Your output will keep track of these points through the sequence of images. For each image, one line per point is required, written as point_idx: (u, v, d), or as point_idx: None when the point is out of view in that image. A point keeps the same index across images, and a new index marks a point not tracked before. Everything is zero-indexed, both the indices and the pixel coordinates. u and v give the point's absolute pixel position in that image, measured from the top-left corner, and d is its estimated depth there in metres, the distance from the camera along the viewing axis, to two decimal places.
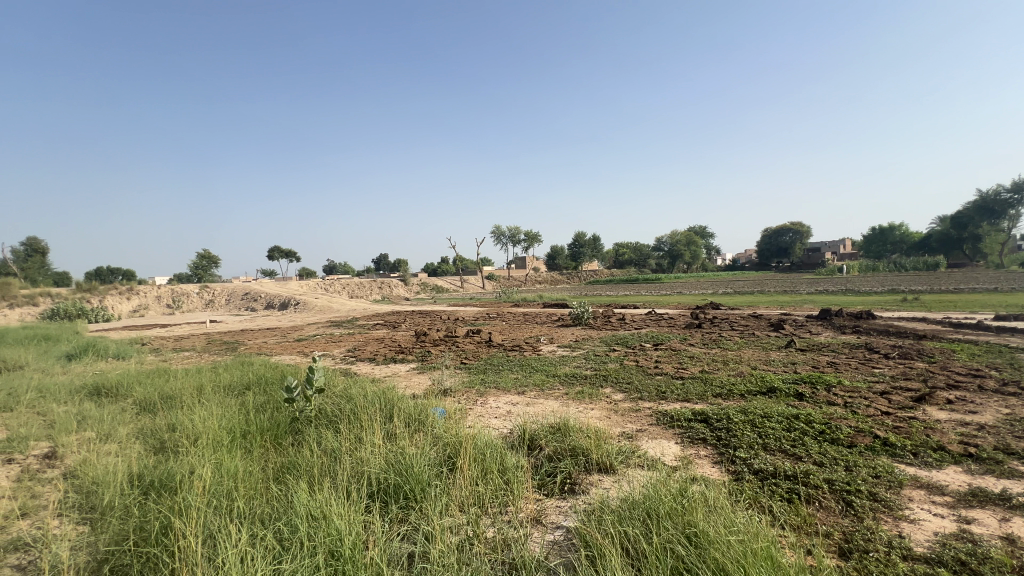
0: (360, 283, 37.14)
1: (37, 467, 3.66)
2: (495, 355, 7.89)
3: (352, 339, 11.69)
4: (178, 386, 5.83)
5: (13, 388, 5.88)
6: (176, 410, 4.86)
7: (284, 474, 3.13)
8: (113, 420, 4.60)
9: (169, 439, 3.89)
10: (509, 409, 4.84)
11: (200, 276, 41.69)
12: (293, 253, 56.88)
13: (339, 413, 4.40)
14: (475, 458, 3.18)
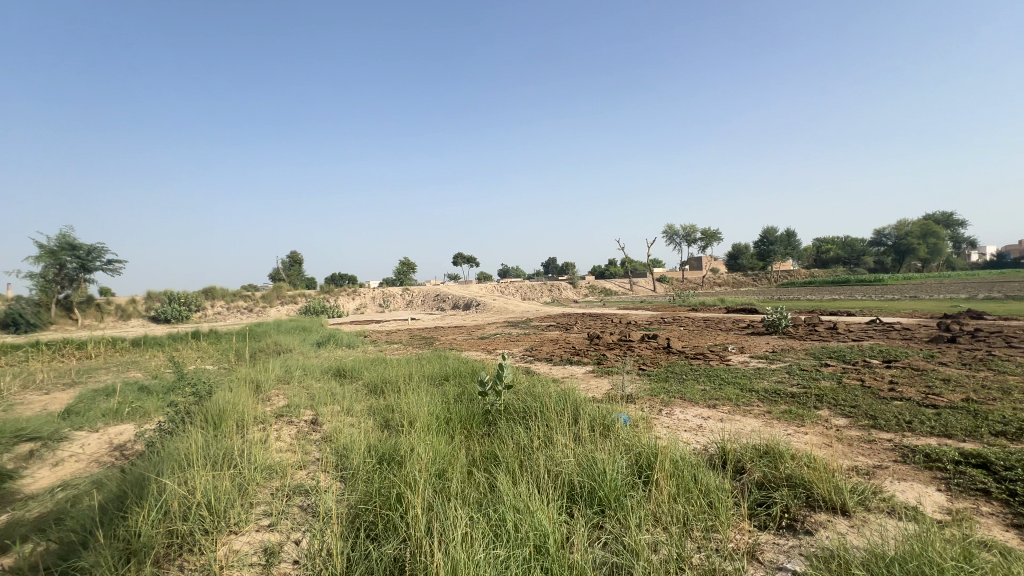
0: (532, 286, 39.01)
1: (306, 429, 4.71)
2: (677, 363, 7.38)
3: (530, 339, 12.30)
4: (395, 373, 6.90)
5: (288, 367, 7.73)
6: (395, 393, 5.75)
7: (485, 462, 3.39)
8: (352, 397, 5.66)
9: (392, 419, 4.60)
10: (700, 423, 4.44)
11: (403, 280, 49.23)
12: (473, 259, 63.08)
13: (527, 411, 4.61)
14: (670, 471, 2.98)
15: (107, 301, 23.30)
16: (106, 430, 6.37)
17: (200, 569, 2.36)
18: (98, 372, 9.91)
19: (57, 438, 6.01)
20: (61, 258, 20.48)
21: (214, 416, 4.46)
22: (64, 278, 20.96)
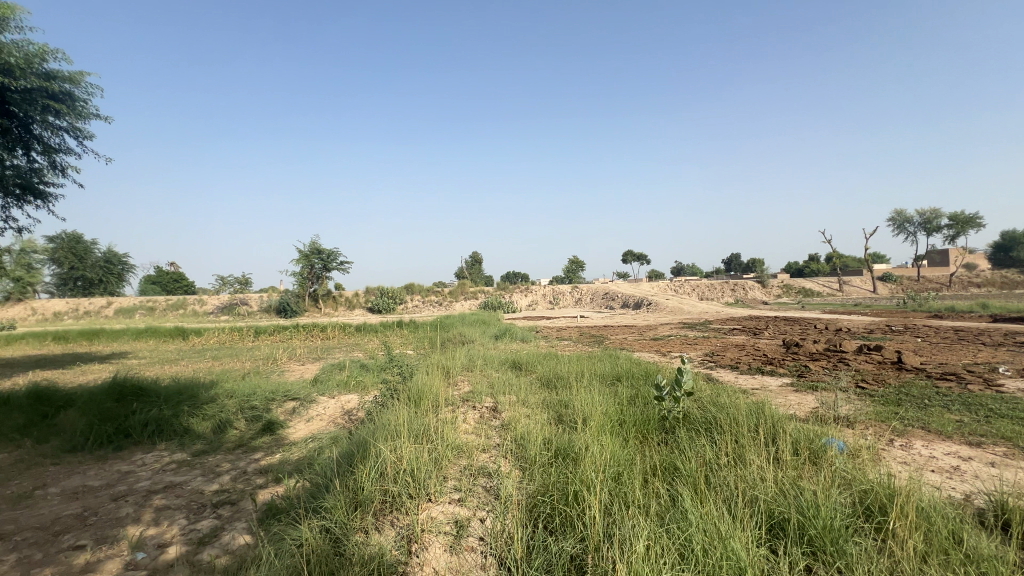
0: (711, 285, 35.69)
1: (487, 415, 5.10)
2: (914, 383, 5.84)
3: (710, 342, 11.23)
4: (566, 369, 7.01)
5: (473, 356, 8.52)
6: (567, 389, 5.82)
7: (664, 473, 3.17)
8: (527, 389, 5.94)
9: (565, 415, 4.65)
10: (956, 464, 3.41)
11: (572, 277, 50.26)
12: (643, 256, 60.84)
13: (711, 423, 4.16)
14: (915, 521, 2.34)
15: (340, 293, 29.17)
16: (339, 397, 7.95)
17: (406, 528, 2.72)
18: (335, 351, 12.49)
19: (309, 400, 7.74)
20: (312, 260, 26.52)
21: (415, 394, 5.14)
22: (314, 276, 27.05)
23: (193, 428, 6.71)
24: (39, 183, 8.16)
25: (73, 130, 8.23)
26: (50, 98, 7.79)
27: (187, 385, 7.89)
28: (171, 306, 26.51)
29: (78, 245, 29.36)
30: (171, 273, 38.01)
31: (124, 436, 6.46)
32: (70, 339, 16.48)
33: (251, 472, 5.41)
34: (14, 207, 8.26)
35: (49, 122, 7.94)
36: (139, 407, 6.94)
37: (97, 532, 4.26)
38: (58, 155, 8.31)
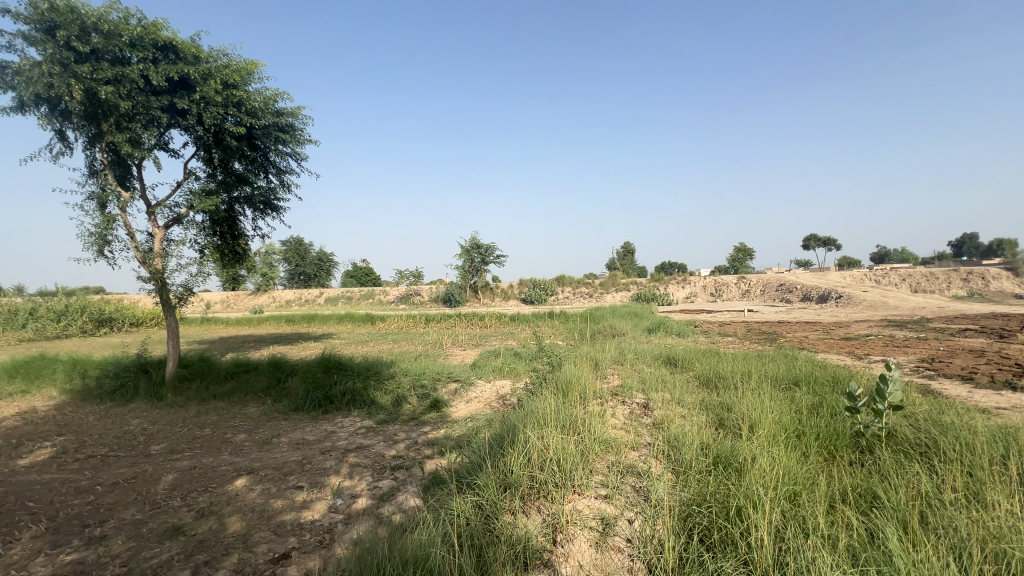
0: (931, 274, 28.56)
1: (637, 412, 4.86)
2: None
3: (928, 345, 8.99)
4: (731, 368, 6.30)
5: (623, 349, 8.25)
6: (731, 391, 5.22)
7: (858, 502, 2.61)
8: (683, 388, 5.50)
9: (727, 420, 4.18)
10: None
11: (738, 266, 45.33)
12: (831, 241, 51.69)
13: (930, 446, 3.29)
14: None
15: (497, 285, 31.11)
16: (494, 382, 8.48)
17: (552, 516, 2.74)
18: (492, 338, 13.37)
19: (469, 383, 8.42)
20: (472, 255, 28.79)
21: (562, 385, 5.17)
22: (474, 269, 29.44)
23: (378, 400, 7.86)
24: (274, 199, 10.40)
25: (295, 154, 10.26)
26: (280, 130, 9.84)
27: (374, 363, 9.29)
28: (363, 295, 31.53)
29: (301, 247, 36.80)
30: (364, 268, 45.15)
31: (330, 402, 7.90)
32: (296, 322, 20.80)
33: (421, 443, 6.12)
34: (260, 219, 10.69)
35: (280, 150, 10.04)
36: (339, 378, 8.40)
37: (312, 477, 5.29)
38: (286, 175, 10.48)
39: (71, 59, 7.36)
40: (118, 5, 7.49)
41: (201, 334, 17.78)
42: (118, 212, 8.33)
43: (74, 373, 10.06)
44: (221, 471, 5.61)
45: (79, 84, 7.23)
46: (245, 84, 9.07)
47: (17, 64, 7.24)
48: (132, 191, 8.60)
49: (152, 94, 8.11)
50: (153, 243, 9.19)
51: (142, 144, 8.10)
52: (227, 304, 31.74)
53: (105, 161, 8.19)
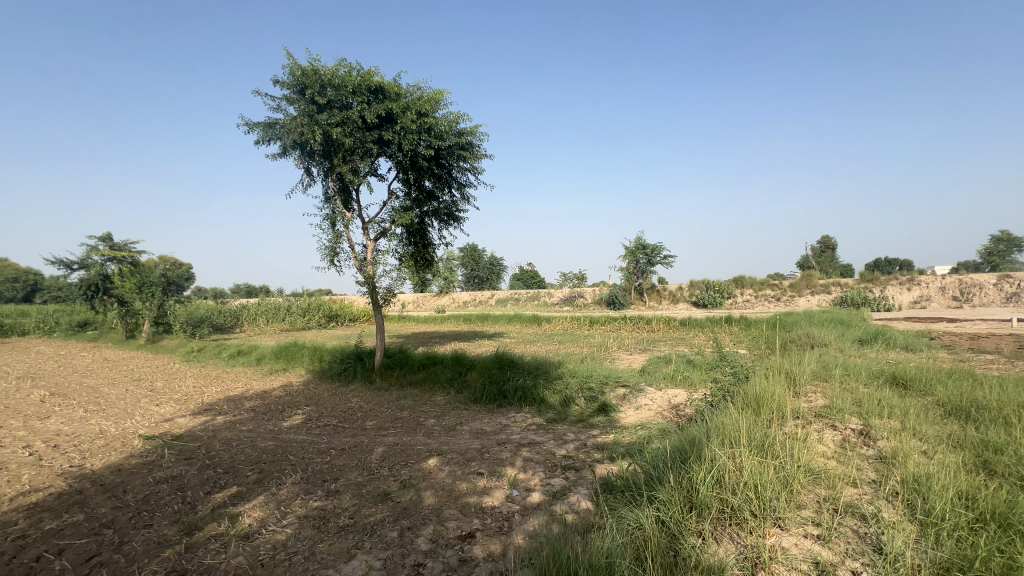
0: None
1: (854, 440, 4.03)
2: None
3: None
4: (996, 396, 4.78)
5: (826, 363, 6.99)
6: (1000, 427, 3.95)
7: None
8: (920, 416, 4.37)
9: (998, 466, 3.16)
10: None
11: (997, 262, 34.61)
12: None
13: None
14: None
15: (664, 287, 29.50)
16: (666, 390, 8.02)
17: (749, 550, 2.45)
18: (661, 344, 12.70)
19: (638, 389, 8.12)
20: (637, 256, 27.91)
21: (752, 399, 4.58)
22: (639, 270, 28.56)
23: (547, 399, 8.13)
24: (456, 210, 11.59)
25: (473, 169, 11.27)
26: (461, 149, 10.91)
27: (542, 362, 9.65)
28: (529, 297, 33.15)
29: (476, 252, 40.52)
30: (529, 271, 47.49)
31: (503, 397, 8.47)
32: (472, 321, 22.94)
33: (590, 446, 6.10)
34: (444, 229, 12.04)
35: (461, 166, 11.14)
36: (512, 375, 8.92)
37: (490, 466, 5.72)
38: (465, 189, 11.59)
39: (314, 111, 9.38)
40: (344, 62, 9.28)
41: (399, 330, 20.90)
42: (344, 229, 10.29)
43: (314, 357, 12.80)
44: (417, 450, 6.46)
45: (319, 130, 9.19)
46: (434, 111, 10.30)
47: (282, 120, 9.52)
48: (352, 211, 10.53)
49: (366, 130, 9.81)
50: (367, 253, 11.10)
51: (359, 172, 9.85)
52: (417, 304, 36.70)
53: (335, 188, 10.20)
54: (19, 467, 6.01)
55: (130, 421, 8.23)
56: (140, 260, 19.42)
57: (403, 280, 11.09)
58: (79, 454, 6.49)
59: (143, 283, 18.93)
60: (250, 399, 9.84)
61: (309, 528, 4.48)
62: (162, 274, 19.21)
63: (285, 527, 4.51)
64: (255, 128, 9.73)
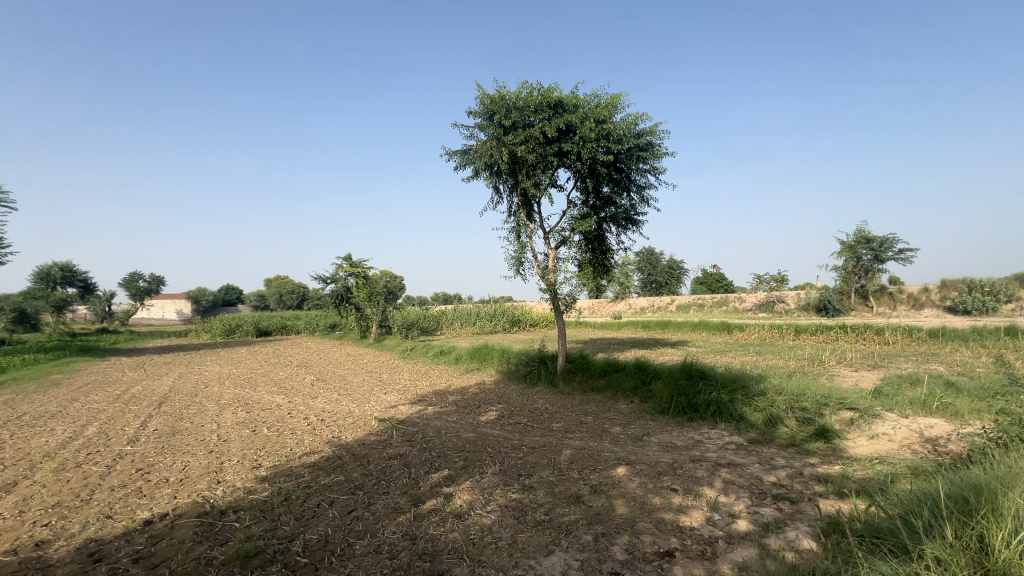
0: None
1: None
2: None
3: None
4: None
5: None
6: None
7: None
8: None
9: None
10: None
11: None
12: None
13: None
14: None
15: (899, 289, 23.73)
16: (915, 419, 6.38)
17: None
18: (901, 359, 10.20)
19: (872, 414, 6.66)
20: (858, 251, 23.24)
21: None
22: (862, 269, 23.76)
23: (748, 416, 7.26)
24: (635, 214, 11.30)
25: (653, 169, 10.85)
26: (641, 150, 10.60)
27: (739, 375, 8.67)
28: (716, 303, 30.31)
29: (653, 256, 38.86)
30: (714, 274, 43.46)
31: (694, 411, 7.87)
32: (652, 328, 22.01)
33: (808, 477, 5.22)
34: (623, 234, 11.82)
35: (640, 168, 10.82)
36: (704, 387, 8.23)
37: (684, 483, 5.36)
38: (645, 191, 11.21)
39: (501, 133, 10.28)
40: (526, 84, 9.97)
41: (577, 336, 21.28)
42: (528, 239, 10.97)
43: (503, 358, 13.91)
44: (605, 456, 6.45)
45: (506, 150, 10.02)
46: (612, 116, 10.26)
47: (474, 146, 10.67)
48: (535, 223, 11.15)
49: (547, 144, 10.31)
50: (548, 261, 11.61)
51: (541, 185, 10.39)
52: (594, 310, 36.92)
53: (519, 202, 10.95)
54: (302, 433, 7.97)
55: (367, 405, 10.17)
56: (370, 274, 23.88)
57: (583, 286, 11.26)
58: (338, 428, 8.29)
59: (372, 293, 23.27)
60: (453, 394, 11.19)
61: (510, 517, 4.85)
62: (384, 286, 23.38)
63: (490, 512, 4.97)
64: (454, 156, 11.13)
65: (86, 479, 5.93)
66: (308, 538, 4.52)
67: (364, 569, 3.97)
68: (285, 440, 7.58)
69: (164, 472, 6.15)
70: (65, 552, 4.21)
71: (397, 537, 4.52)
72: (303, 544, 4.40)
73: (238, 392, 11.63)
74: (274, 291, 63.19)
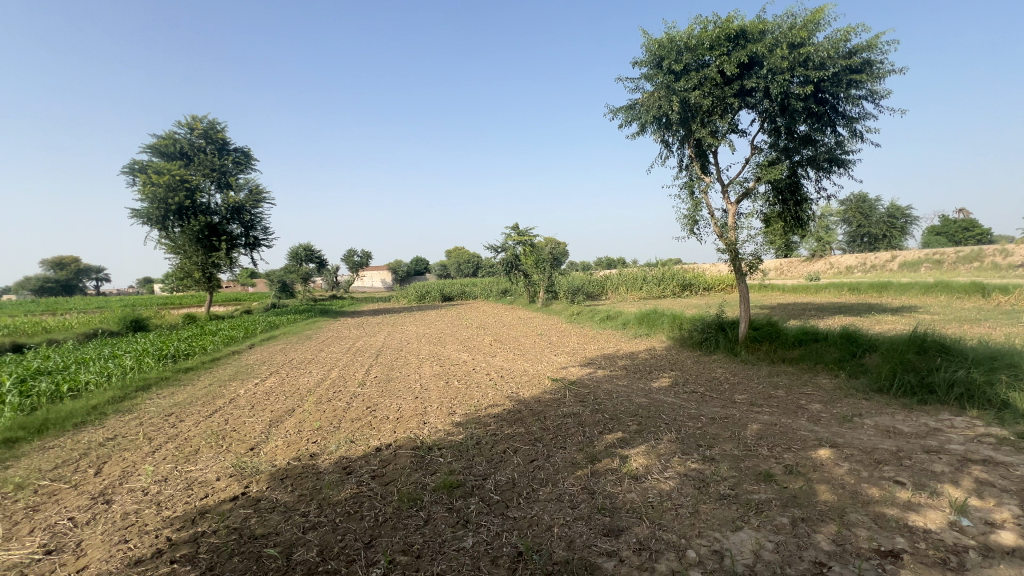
0: None
1: None
2: None
3: None
4: None
5: None
6: None
7: None
8: None
9: None
10: None
11: None
12: None
13: None
14: None
15: None
16: None
17: None
18: None
19: None
20: None
21: None
22: None
23: (1016, 405, 5.61)
24: (844, 153, 9.32)
25: (870, 94, 8.74)
26: (853, 72, 8.61)
27: (1002, 350, 6.71)
28: (961, 258, 23.58)
29: (865, 204, 32.06)
30: (960, 221, 33.86)
31: (929, 393, 6.39)
32: (862, 291, 18.27)
33: None
34: (826, 179, 9.90)
35: (852, 95, 8.81)
36: (944, 365, 6.60)
37: (915, 476, 4.44)
38: (856, 123, 9.15)
39: (671, 80, 9.43)
40: (699, 19, 8.88)
41: (761, 301, 18.93)
42: (703, 195, 10.02)
43: (674, 324, 13.23)
44: (802, 436, 5.71)
45: (677, 98, 9.19)
46: (812, 37, 8.50)
47: (641, 99, 10.03)
48: (711, 176, 10.10)
49: (726, 85, 9.12)
50: (727, 218, 10.44)
51: (718, 132, 9.30)
52: (782, 271, 32.27)
53: (692, 154, 10.01)
54: (486, 388, 8.91)
55: (540, 365, 10.82)
56: (536, 242, 24.89)
57: (771, 244, 9.87)
58: (516, 385, 9.03)
59: (539, 259, 24.28)
60: (622, 358, 11.16)
61: (691, 486, 4.69)
62: (550, 252, 24.14)
63: (669, 479, 4.88)
64: (619, 112, 10.65)
65: (335, 411, 7.66)
66: (499, 478, 5.09)
67: (548, 513, 4.32)
68: (473, 393, 8.59)
69: (385, 411, 7.58)
70: (329, 463, 5.54)
71: (576, 490, 4.78)
72: (494, 484, 4.98)
73: (432, 349, 13.53)
74: (454, 261, 70.60)
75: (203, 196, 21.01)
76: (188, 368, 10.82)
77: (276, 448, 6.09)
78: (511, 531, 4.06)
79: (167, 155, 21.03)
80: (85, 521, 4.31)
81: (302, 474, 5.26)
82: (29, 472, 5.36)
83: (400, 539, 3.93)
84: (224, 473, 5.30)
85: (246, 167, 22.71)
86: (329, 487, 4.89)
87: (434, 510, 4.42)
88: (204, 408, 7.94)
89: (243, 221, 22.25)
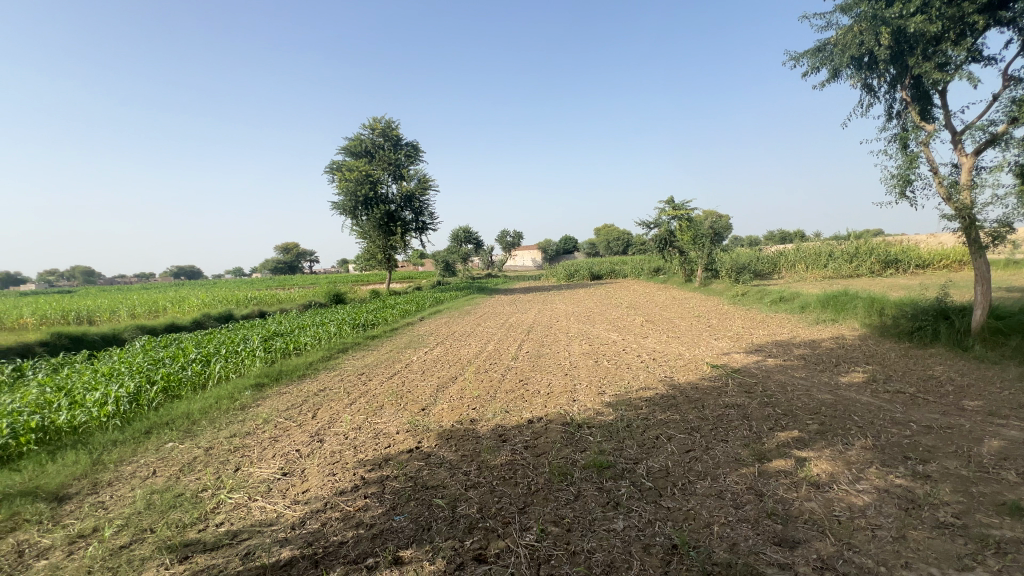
0: None
1: None
2: None
3: None
4: None
5: None
6: None
7: None
8: None
9: None
10: None
11: None
12: None
13: None
14: None
15: None
16: None
17: None
18: None
19: None
20: None
21: None
22: None
23: None
24: None
25: None
26: None
27: None
28: None
29: None
30: None
31: None
32: None
33: None
34: None
35: None
36: None
37: None
38: None
39: (879, 7, 7.57)
40: None
41: (1008, 280, 14.49)
42: (921, 148, 7.96)
43: (873, 309, 10.95)
44: None
45: (889, 29, 7.36)
46: None
47: (835, 37, 8.30)
48: (935, 122, 7.94)
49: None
50: (960, 175, 8.14)
51: (950, 65, 7.22)
52: None
53: (908, 97, 7.99)
54: (637, 369, 8.61)
55: (697, 350, 10.02)
56: (693, 215, 22.93)
57: None
58: (670, 368, 8.54)
59: (696, 235, 22.35)
60: (799, 346, 9.71)
61: (894, 506, 3.86)
62: (709, 226, 22.04)
63: (862, 492, 4.10)
64: (803, 58, 9.00)
65: (492, 381, 8.23)
66: (651, 465, 4.89)
67: (707, 509, 4.01)
68: (623, 374, 8.39)
69: (537, 386, 7.87)
70: (486, 430, 5.98)
71: (741, 488, 4.33)
72: (647, 469, 4.80)
73: (582, 327, 13.60)
74: (602, 239, 69.43)
75: (383, 187, 24.21)
76: (374, 335, 12.75)
77: (442, 410, 6.80)
78: (665, 521, 3.87)
79: (356, 154, 24.69)
80: (307, 453, 5.41)
81: (464, 437, 5.78)
82: (271, 410, 6.93)
83: (551, 510, 4.05)
84: (402, 428, 6.12)
85: (415, 160, 25.43)
86: (487, 452, 5.29)
87: (584, 487, 4.45)
88: (386, 370, 9.28)
89: (414, 208, 25.07)
